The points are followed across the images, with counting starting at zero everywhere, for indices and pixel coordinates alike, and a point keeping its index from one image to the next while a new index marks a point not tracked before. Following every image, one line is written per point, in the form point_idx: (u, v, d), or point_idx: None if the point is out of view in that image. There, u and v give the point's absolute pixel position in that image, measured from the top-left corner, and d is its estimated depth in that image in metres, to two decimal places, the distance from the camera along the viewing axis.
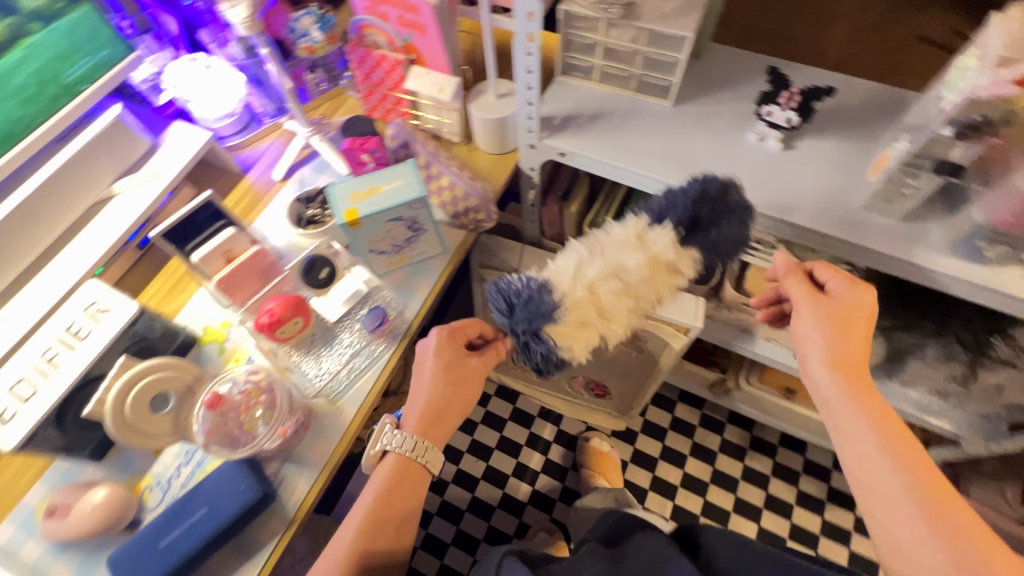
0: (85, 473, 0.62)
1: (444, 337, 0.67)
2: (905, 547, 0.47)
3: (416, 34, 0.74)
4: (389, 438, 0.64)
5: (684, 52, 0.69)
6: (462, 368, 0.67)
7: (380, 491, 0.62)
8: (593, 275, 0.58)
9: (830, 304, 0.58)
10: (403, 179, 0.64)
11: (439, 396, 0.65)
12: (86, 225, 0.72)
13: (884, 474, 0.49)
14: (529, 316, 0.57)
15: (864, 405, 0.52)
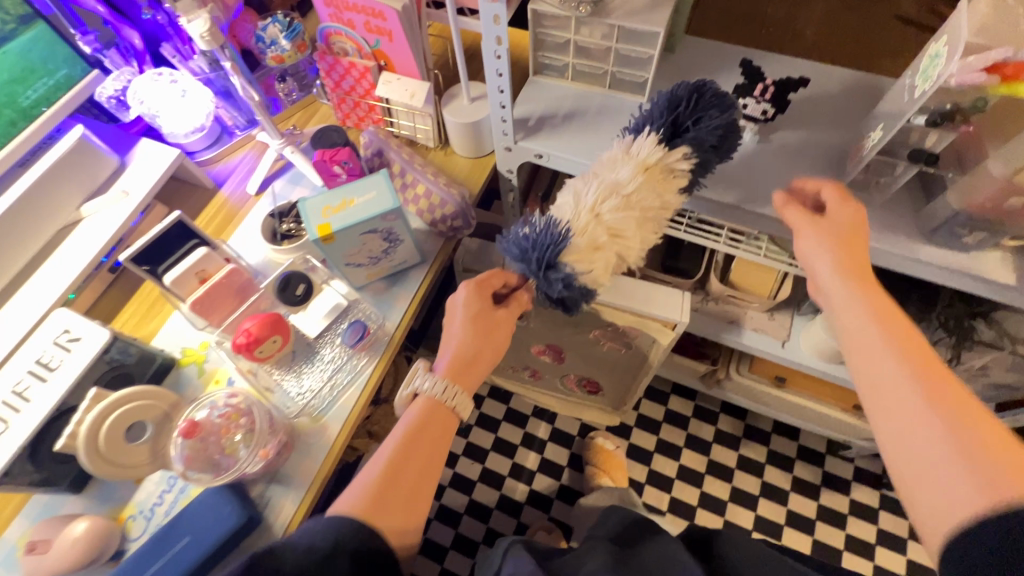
0: (67, 505, 0.61)
1: (472, 286, 0.64)
2: (906, 441, 0.41)
3: (384, 40, 0.72)
4: (421, 378, 0.62)
5: (656, 47, 0.68)
6: (490, 318, 0.64)
7: (409, 428, 0.59)
8: (595, 202, 0.59)
9: (826, 221, 0.54)
10: (376, 190, 0.62)
11: (467, 344, 0.62)
12: (54, 251, 0.70)
13: (890, 365, 0.44)
14: (540, 250, 0.58)
15: (868, 300, 0.47)
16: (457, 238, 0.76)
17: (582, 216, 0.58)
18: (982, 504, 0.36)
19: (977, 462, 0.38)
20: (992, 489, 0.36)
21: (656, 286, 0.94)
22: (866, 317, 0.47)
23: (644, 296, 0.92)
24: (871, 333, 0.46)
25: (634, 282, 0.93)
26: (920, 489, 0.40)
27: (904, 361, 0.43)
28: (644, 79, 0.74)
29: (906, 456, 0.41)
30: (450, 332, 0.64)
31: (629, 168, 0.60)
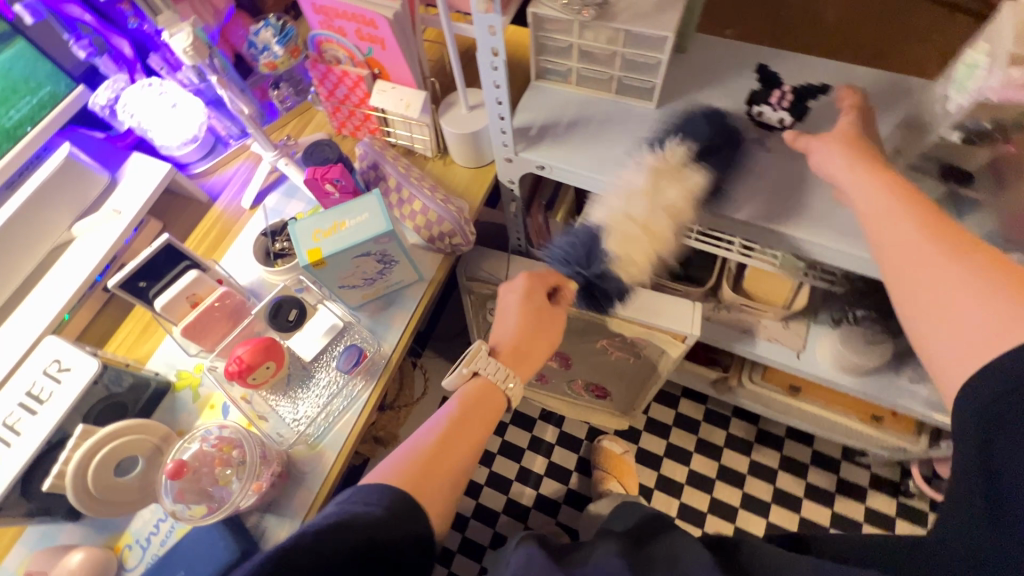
0: (64, 535, 0.61)
1: (532, 278, 0.64)
2: (931, 295, 0.41)
3: (376, 48, 0.68)
4: (482, 360, 0.60)
5: (665, 52, 0.64)
6: (545, 311, 0.64)
7: (463, 406, 0.57)
8: (640, 209, 0.59)
9: (831, 134, 0.56)
10: (368, 212, 0.60)
11: (524, 332, 0.62)
12: (47, 272, 0.69)
13: (901, 228, 0.44)
14: (588, 257, 0.64)
15: (879, 175, 0.48)
16: (456, 254, 0.73)
17: (626, 219, 0.59)
18: (995, 347, 0.36)
19: (993, 302, 0.38)
20: (1009, 320, 0.36)
21: (665, 296, 0.90)
22: (876, 193, 0.47)
23: (652, 307, 0.88)
24: (886, 203, 0.46)
25: (642, 292, 0.90)
26: (938, 335, 0.40)
27: (920, 225, 0.43)
28: (652, 84, 0.70)
29: (927, 310, 0.41)
30: (504, 320, 0.64)
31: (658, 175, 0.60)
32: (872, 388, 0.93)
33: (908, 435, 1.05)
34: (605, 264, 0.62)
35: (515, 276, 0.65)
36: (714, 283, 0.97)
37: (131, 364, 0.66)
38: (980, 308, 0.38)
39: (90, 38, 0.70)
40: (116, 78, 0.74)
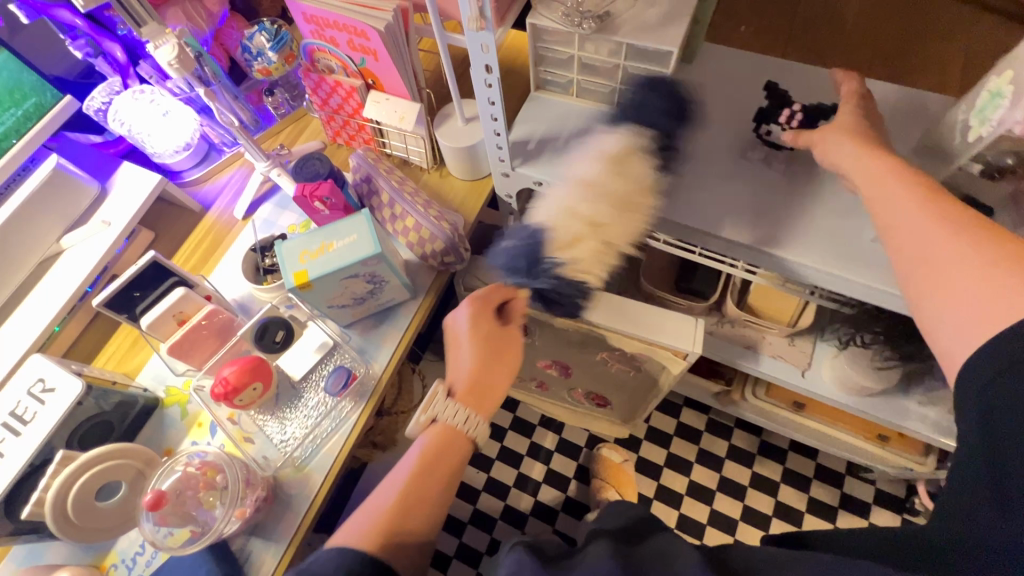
0: (50, 553, 0.60)
1: (477, 305, 0.61)
2: (935, 272, 0.41)
3: (369, 59, 0.66)
4: (439, 405, 0.59)
5: (670, 67, 0.61)
6: (501, 336, 0.62)
7: (425, 452, 0.58)
8: (589, 211, 0.53)
9: (836, 122, 0.56)
10: (357, 233, 0.58)
11: (483, 368, 0.61)
12: (36, 285, 0.68)
13: (905, 211, 0.44)
14: (532, 267, 0.56)
15: (877, 160, 0.48)
16: (450, 271, 0.72)
17: (578, 228, 0.54)
18: (995, 327, 0.36)
19: (997, 294, 0.37)
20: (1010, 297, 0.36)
21: (667, 311, 0.88)
22: (879, 175, 0.47)
23: (653, 323, 0.86)
24: (891, 189, 0.46)
25: (643, 307, 0.87)
26: (943, 317, 0.40)
27: (925, 209, 0.43)
28: (656, 99, 0.67)
29: (929, 288, 0.41)
30: (461, 357, 0.62)
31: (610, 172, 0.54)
32: (879, 409, 0.90)
33: (914, 455, 1.03)
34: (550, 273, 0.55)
35: (461, 303, 0.62)
36: (718, 297, 0.95)
37: (119, 380, 0.65)
38: (976, 296, 0.38)
39: (86, 38, 0.69)
40: (109, 82, 0.75)
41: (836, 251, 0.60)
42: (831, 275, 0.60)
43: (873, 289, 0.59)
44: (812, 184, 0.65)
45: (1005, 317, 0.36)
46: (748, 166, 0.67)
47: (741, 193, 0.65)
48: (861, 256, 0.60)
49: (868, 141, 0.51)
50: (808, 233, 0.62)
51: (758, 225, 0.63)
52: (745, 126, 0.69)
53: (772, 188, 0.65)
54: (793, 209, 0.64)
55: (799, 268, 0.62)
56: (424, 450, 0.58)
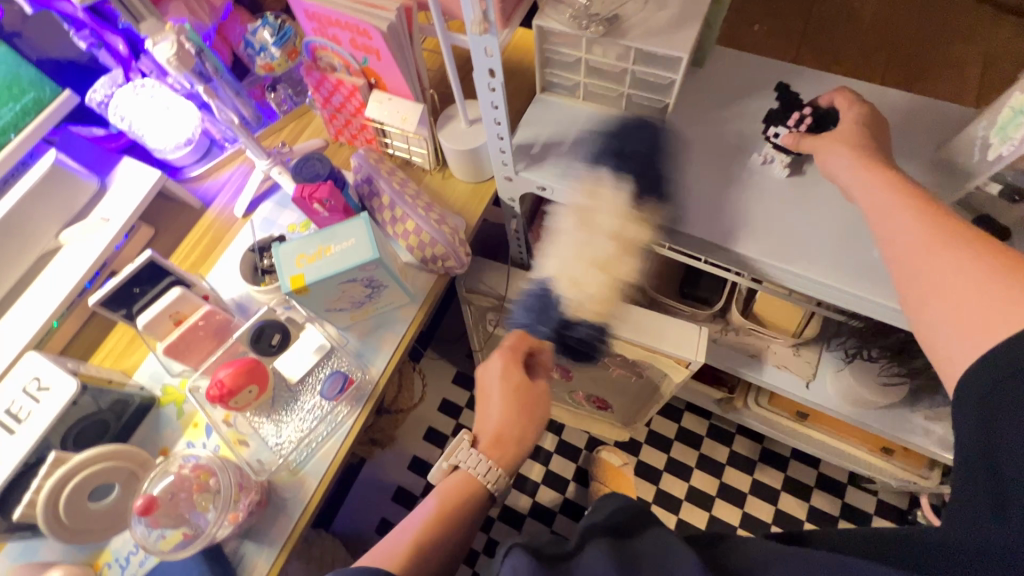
0: (45, 549, 0.60)
1: (507, 356, 0.63)
2: (930, 283, 0.41)
3: (372, 58, 0.65)
4: (462, 454, 0.59)
5: (680, 72, 0.60)
6: (531, 391, 0.62)
7: (444, 501, 0.57)
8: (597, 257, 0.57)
9: (838, 133, 0.56)
10: (355, 237, 0.57)
11: (510, 421, 0.61)
12: (35, 281, 0.67)
13: (900, 220, 0.44)
14: (544, 315, 0.60)
15: (876, 172, 0.49)
16: (451, 275, 0.71)
17: (585, 273, 0.57)
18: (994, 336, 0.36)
19: (990, 298, 0.37)
20: (1005, 305, 0.36)
21: (670, 318, 0.86)
22: (879, 185, 0.48)
23: (656, 331, 0.84)
24: (888, 199, 0.46)
25: (645, 314, 0.85)
26: (942, 325, 0.39)
27: (922, 217, 0.43)
28: (664, 104, 0.65)
29: (924, 295, 0.41)
30: (489, 408, 0.63)
31: (609, 218, 0.57)
32: (883, 423, 0.89)
33: (919, 470, 1.01)
34: (563, 316, 0.59)
35: (491, 354, 0.64)
36: (722, 305, 0.93)
37: (116, 378, 0.64)
38: (966, 303, 0.38)
39: (89, 29, 0.70)
40: (112, 74, 0.74)
41: (845, 266, 0.59)
42: (840, 290, 0.59)
43: (882, 305, 0.57)
44: (823, 197, 0.63)
45: (1003, 325, 0.35)
46: (757, 175, 0.65)
47: (749, 203, 0.63)
48: (872, 271, 0.58)
49: (867, 153, 0.52)
50: (818, 246, 0.60)
51: (766, 237, 0.61)
52: (756, 133, 0.68)
53: (781, 198, 0.63)
54: (802, 221, 0.62)
55: (807, 282, 0.60)
56: (444, 500, 0.57)
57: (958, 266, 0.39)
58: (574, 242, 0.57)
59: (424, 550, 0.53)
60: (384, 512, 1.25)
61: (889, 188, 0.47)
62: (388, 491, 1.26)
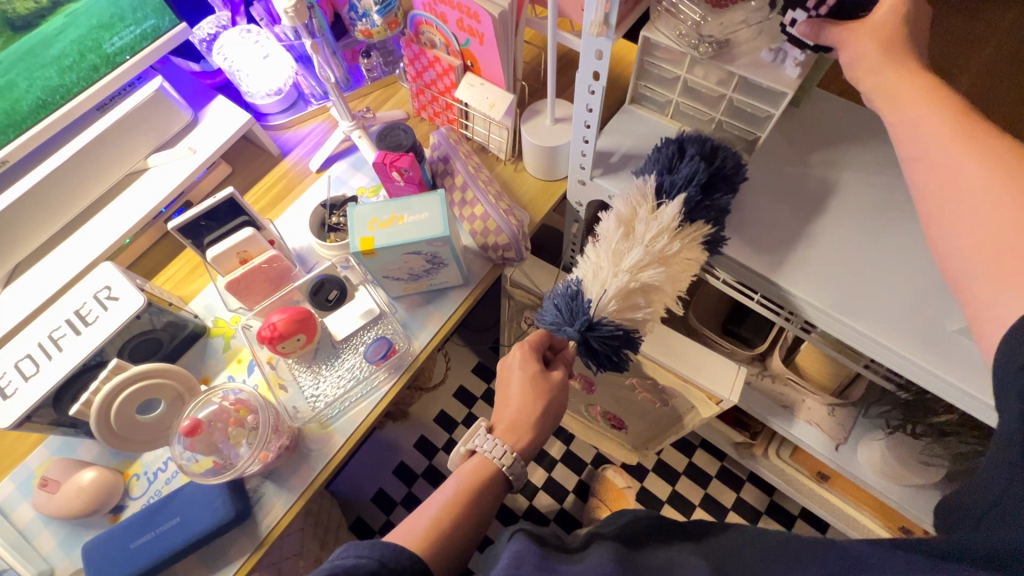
0: (81, 449, 0.64)
1: (526, 347, 0.62)
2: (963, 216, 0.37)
3: (474, 42, 0.66)
4: (480, 439, 0.59)
5: (780, 108, 0.59)
6: (552, 379, 0.61)
7: (462, 487, 0.56)
8: (632, 263, 0.55)
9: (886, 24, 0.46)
10: (429, 212, 0.58)
11: (526, 407, 0.60)
12: (117, 197, 0.71)
13: (924, 119, 0.41)
14: (573, 313, 0.56)
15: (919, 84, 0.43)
16: (505, 265, 0.71)
17: (613, 275, 0.55)
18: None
19: (1003, 213, 0.35)
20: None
21: (710, 352, 0.85)
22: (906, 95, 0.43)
23: (692, 361, 0.83)
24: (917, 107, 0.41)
25: (684, 342, 0.85)
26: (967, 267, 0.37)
27: (946, 118, 0.40)
28: (755, 137, 0.65)
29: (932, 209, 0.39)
30: (508, 395, 0.62)
31: (651, 230, 0.56)
32: (909, 501, 0.86)
33: None
34: (605, 325, 0.54)
35: (512, 347, 0.64)
36: (766, 349, 0.92)
37: (175, 303, 0.67)
38: (994, 248, 0.35)
39: None
40: (218, 15, 0.77)
41: (910, 333, 0.57)
42: (900, 355, 0.57)
43: (939, 379, 0.56)
44: (901, 260, 0.61)
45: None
46: (833, 226, 0.64)
47: (818, 251, 0.63)
48: (936, 344, 0.57)
49: (897, 85, 0.43)
50: (885, 309, 0.59)
51: (831, 289, 0.61)
52: (840, 185, 0.67)
53: (855, 255, 0.62)
54: (871, 279, 0.61)
55: (865, 340, 0.59)
56: (462, 482, 0.57)
57: (971, 176, 0.37)
58: (609, 246, 0.57)
59: (444, 529, 0.53)
60: (382, 483, 1.27)
61: (929, 101, 0.41)
62: (390, 464, 1.28)
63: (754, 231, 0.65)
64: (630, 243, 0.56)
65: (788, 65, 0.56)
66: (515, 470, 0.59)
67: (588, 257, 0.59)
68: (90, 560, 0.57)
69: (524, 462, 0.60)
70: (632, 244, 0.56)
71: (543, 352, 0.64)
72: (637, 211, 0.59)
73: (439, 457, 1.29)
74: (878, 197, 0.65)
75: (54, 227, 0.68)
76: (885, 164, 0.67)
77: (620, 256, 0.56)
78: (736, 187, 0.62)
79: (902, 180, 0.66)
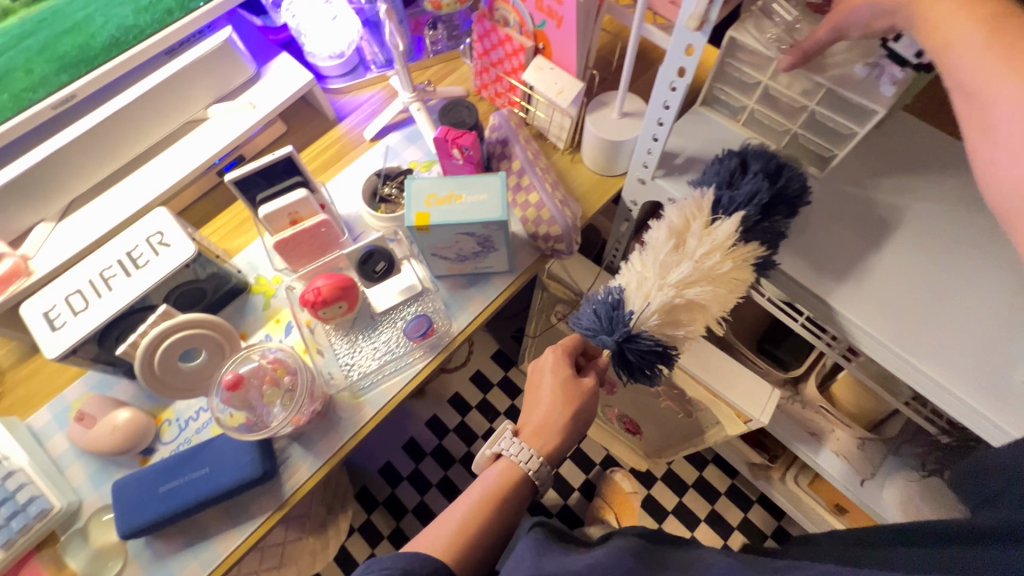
0: (118, 388, 0.64)
1: (560, 350, 0.60)
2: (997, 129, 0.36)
3: (551, 24, 0.64)
4: (506, 442, 0.56)
5: (866, 127, 0.56)
6: (584, 386, 0.58)
7: (487, 492, 0.54)
8: (679, 278, 0.52)
9: None
10: (488, 194, 0.57)
11: (556, 413, 0.57)
12: (175, 144, 0.71)
13: (955, 31, 0.38)
14: (612, 323, 0.54)
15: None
16: (552, 257, 0.70)
17: (657, 289, 0.52)
18: None
19: None
20: None
21: (745, 369, 0.83)
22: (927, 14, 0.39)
23: (726, 377, 0.81)
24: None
25: (720, 356, 0.83)
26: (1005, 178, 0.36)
27: (984, 29, 0.37)
28: (831, 154, 0.63)
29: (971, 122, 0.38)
30: (537, 398, 0.59)
31: (703, 246, 0.53)
32: None
33: None
34: (644, 339, 0.53)
35: (544, 349, 0.61)
36: (801, 373, 0.89)
37: (221, 255, 0.67)
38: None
39: None
40: None
41: (974, 379, 0.55)
42: (956, 399, 0.55)
43: (997, 429, 0.53)
44: (971, 302, 0.58)
45: None
46: (903, 259, 0.61)
47: (882, 283, 0.60)
48: (1001, 393, 0.54)
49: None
50: (949, 351, 0.56)
51: (893, 323, 0.58)
52: (915, 215, 0.63)
53: (922, 290, 0.59)
54: (936, 319, 0.58)
55: (922, 380, 0.56)
56: (488, 488, 0.54)
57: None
58: (656, 257, 0.54)
59: (469, 538, 0.51)
60: (391, 456, 1.27)
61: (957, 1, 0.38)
62: (400, 439, 1.29)
63: (816, 251, 0.63)
64: (679, 256, 0.54)
65: (883, 83, 0.53)
66: (541, 476, 0.56)
67: (632, 265, 0.56)
68: (118, 499, 0.57)
69: (550, 467, 0.57)
70: (681, 257, 0.54)
71: (574, 357, 0.61)
72: (690, 223, 0.55)
73: (450, 439, 1.29)
74: (954, 232, 0.62)
75: (112, 167, 0.68)
76: (967, 199, 0.64)
77: (667, 269, 0.53)
78: (796, 211, 0.59)
79: (986, 216, 0.62)
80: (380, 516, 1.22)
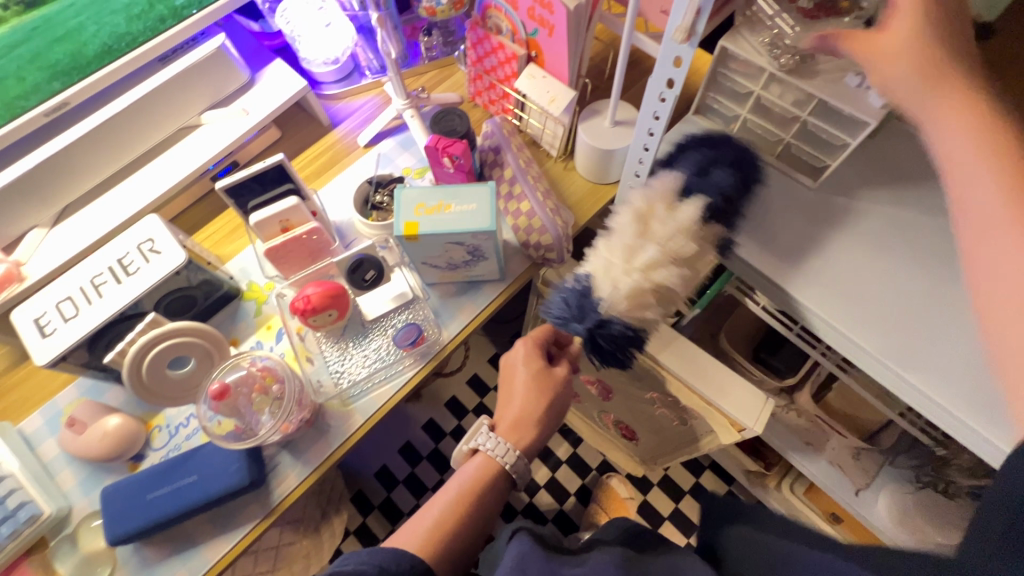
0: (110, 394, 0.65)
1: (531, 342, 0.59)
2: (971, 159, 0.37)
3: (543, 33, 0.64)
4: (483, 437, 0.56)
5: (858, 138, 0.55)
6: (556, 376, 0.59)
7: (464, 487, 0.54)
8: (644, 262, 0.50)
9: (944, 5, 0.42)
10: (477, 204, 0.57)
11: (531, 406, 0.57)
12: (169, 150, 0.71)
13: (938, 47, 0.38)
14: (582, 310, 0.52)
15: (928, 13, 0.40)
16: (544, 265, 0.70)
17: (624, 274, 0.50)
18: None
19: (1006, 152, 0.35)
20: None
21: (739, 377, 0.83)
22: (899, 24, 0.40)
23: (719, 385, 0.81)
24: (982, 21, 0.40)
25: (712, 364, 0.82)
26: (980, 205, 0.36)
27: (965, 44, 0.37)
28: (823, 165, 0.63)
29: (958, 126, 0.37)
30: (511, 393, 0.59)
31: (667, 228, 0.50)
32: None
33: None
34: (614, 323, 0.51)
35: (515, 341, 0.61)
36: (795, 383, 0.87)
37: (214, 262, 0.67)
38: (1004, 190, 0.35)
39: None
40: None
41: (972, 396, 0.53)
42: (949, 415, 0.54)
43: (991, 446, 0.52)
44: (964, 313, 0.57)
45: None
46: (896, 269, 0.60)
47: (879, 294, 0.59)
48: (998, 410, 0.52)
49: None
50: (946, 366, 0.55)
51: (888, 336, 0.57)
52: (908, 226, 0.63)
53: (919, 303, 0.58)
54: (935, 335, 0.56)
55: (915, 394, 0.55)
56: (465, 484, 0.54)
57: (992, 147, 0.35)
58: (622, 242, 0.51)
59: (444, 538, 0.51)
60: (387, 460, 1.27)
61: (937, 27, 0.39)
62: (396, 442, 1.29)
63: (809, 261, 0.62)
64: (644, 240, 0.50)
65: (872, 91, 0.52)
66: (518, 468, 0.56)
67: (596, 250, 0.53)
68: (107, 507, 0.57)
69: (526, 460, 0.57)
70: (646, 239, 0.51)
71: (547, 347, 0.61)
72: (654, 205, 0.51)
73: (446, 442, 1.29)
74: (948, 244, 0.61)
75: (104, 173, 0.68)
76: None
77: (632, 252, 0.50)
78: None
79: None
80: (375, 519, 1.22)
